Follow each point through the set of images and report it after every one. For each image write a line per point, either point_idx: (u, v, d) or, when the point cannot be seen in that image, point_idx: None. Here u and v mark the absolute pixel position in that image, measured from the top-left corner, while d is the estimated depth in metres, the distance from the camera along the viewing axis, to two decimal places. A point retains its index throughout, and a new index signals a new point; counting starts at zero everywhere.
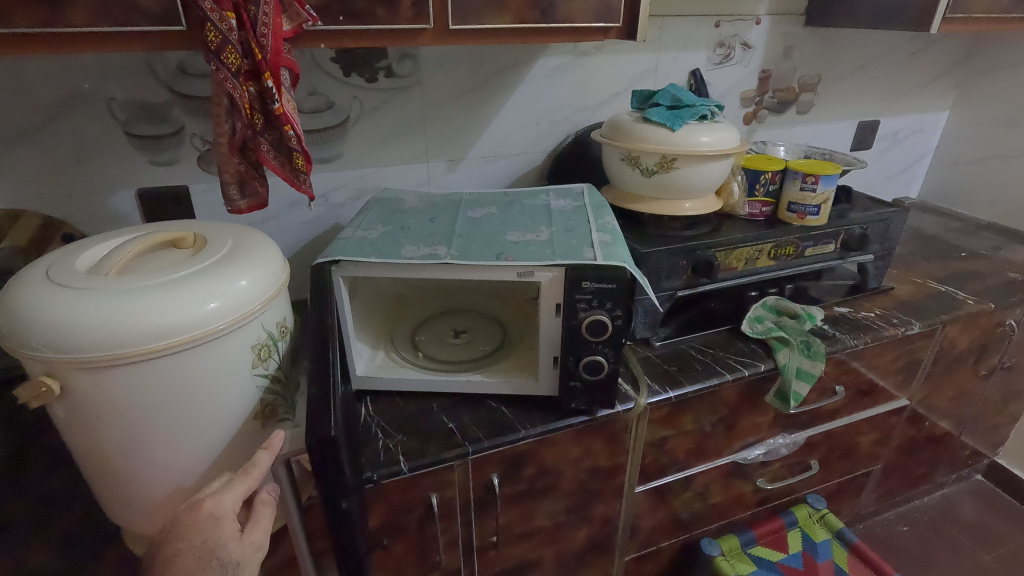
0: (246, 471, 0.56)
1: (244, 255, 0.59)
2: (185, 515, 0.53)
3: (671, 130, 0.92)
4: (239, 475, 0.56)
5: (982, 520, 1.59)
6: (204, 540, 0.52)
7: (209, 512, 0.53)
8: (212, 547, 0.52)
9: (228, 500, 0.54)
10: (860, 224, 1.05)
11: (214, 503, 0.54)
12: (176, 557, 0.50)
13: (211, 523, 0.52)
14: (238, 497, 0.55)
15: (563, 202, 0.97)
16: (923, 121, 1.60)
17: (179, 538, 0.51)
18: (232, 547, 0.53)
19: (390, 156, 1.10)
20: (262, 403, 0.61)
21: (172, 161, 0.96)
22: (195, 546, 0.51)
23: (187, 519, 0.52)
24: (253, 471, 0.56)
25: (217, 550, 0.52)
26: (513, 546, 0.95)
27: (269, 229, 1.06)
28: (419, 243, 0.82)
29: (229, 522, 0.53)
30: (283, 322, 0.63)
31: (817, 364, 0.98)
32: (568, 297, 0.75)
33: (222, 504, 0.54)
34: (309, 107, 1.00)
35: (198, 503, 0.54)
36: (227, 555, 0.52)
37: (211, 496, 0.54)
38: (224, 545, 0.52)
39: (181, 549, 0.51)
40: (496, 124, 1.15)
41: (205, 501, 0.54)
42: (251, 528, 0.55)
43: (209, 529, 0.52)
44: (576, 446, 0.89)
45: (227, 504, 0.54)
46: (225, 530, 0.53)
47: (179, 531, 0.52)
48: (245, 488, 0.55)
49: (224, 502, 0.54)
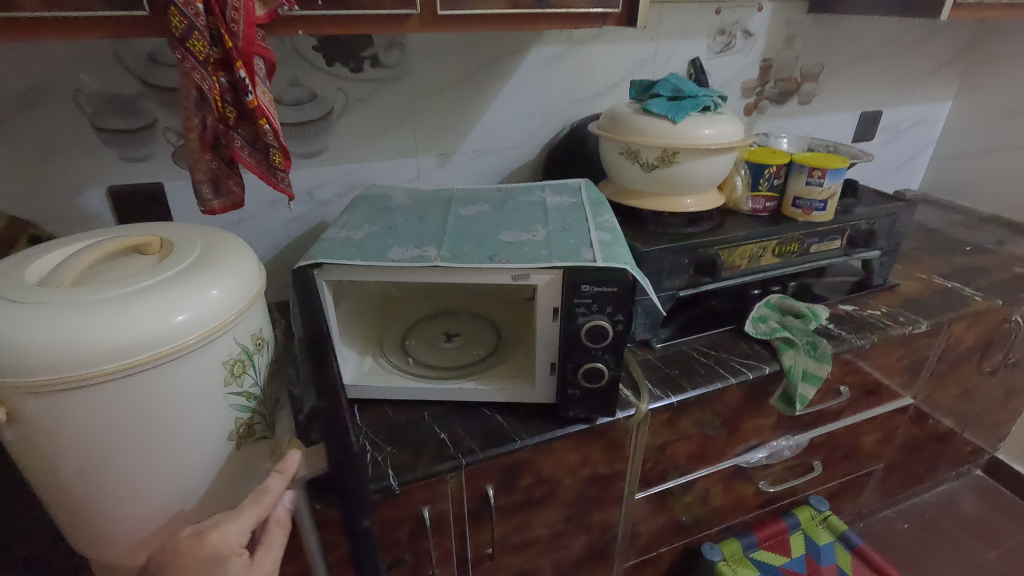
0: (255, 498, 0.54)
1: (215, 262, 0.54)
2: (186, 546, 0.50)
3: (674, 122, 0.87)
4: (248, 503, 0.53)
5: (983, 517, 1.57)
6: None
7: (213, 550, 0.50)
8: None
9: (234, 532, 0.52)
10: (866, 220, 1.01)
11: (219, 536, 0.51)
12: None
13: (215, 561, 0.50)
14: (244, 528, 0.52)
15: (559, 198, 0.93)
16: (925, 112, 1.56)
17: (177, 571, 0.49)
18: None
19: (377, 150, 1.05)
20: (240, 421, 0.56)
21: (144, 157, 0.90)
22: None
23: (188, 554, 0.50)
24: (262, 498, 0.54)
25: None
26: (508, 557, 0.91)
27: (251, 228, 1.01)
28: (407, 244, 0.77)
29: (233, 557, 0.52)
30: (261, 334, 0.58)
31: (823, 366, 0.93)
32: (565, 302, 0.71)
33: (227, 539, 0.51)
34: (290, 99, 0.95)
35: (203, 530, 0.51)
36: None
37: (216, 526, 0.52)
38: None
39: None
40: (488, 116, 1.10)
41: (210, 530, 0.51)
42: (261, 556, 0.55)
43: (213, 566, 0.50)
44: (574, 453, 0.85)
45: (232, 538, 0.52)
46: (229, 566, 0.51)
47: (174, 563, 0.49)
48: (254, 516, 0.53)
49: (228, 538, 0.51)
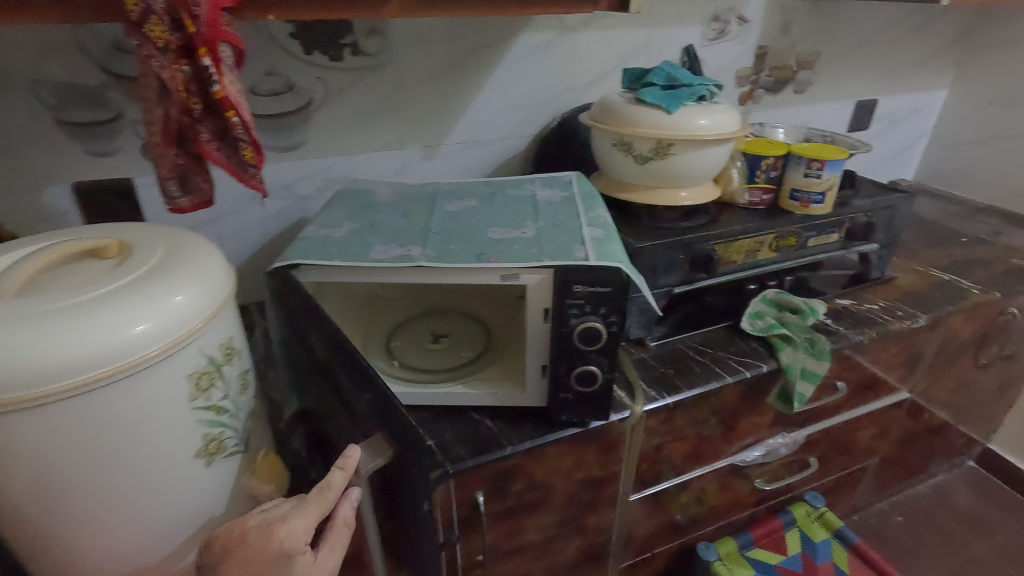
0: (319, 493, 0.52)
1: (177, 266, 0.50)
2: (254, 537, 0.48)
3: (668, 112, 0.84)
4: (312, 496, 0.51)
5: (975, 509, 1.57)
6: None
7: (281, 547, 0.48)
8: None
9: (301, 528, 0.50)
10: (864, 212, 0.98)
11: (287, 532, 0.49)
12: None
13: (283, 559, 0.48)
14: (310, 523, 0.50)
15: (550, 191, 0.89)
16: (920, 101, 1.54)
17: (241, 562, 0.47)
18: None
19: (361, 142, 1.00)
20: (208, 438, 0.52)
21: (112, 151, 0.86)
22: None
23: (254, 548, 0.48)
24: (327, 492, 0.52)
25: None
26: (501, 563, 0.88)
27: (229, 225, 0.96)
28: (390, 242, 0.74)
29: (300, 556, 0.49)
30: (231, 342, 0.53)
31: (822, 363, 0.91)
32: (557, 302, 0.68)
33: (296, 536, 0.49)
34: (267, 89, 0.90)
35: (269, 525, 0.49)
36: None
37: (283, 521, 0.49)
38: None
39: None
40: (475, 106, 1.06)
41: (276, 526, 0.49)
42: (325, 554, 0.51)
43: (279, 565, 0.48)
44: (568, 457, 0.82)
45: (299, 535, 0.49)
46: (295, 566, 0.49)
47: (240, 554, 0.47)
48: (319, 511, 0.51)
49: (295, 534, 0.49)
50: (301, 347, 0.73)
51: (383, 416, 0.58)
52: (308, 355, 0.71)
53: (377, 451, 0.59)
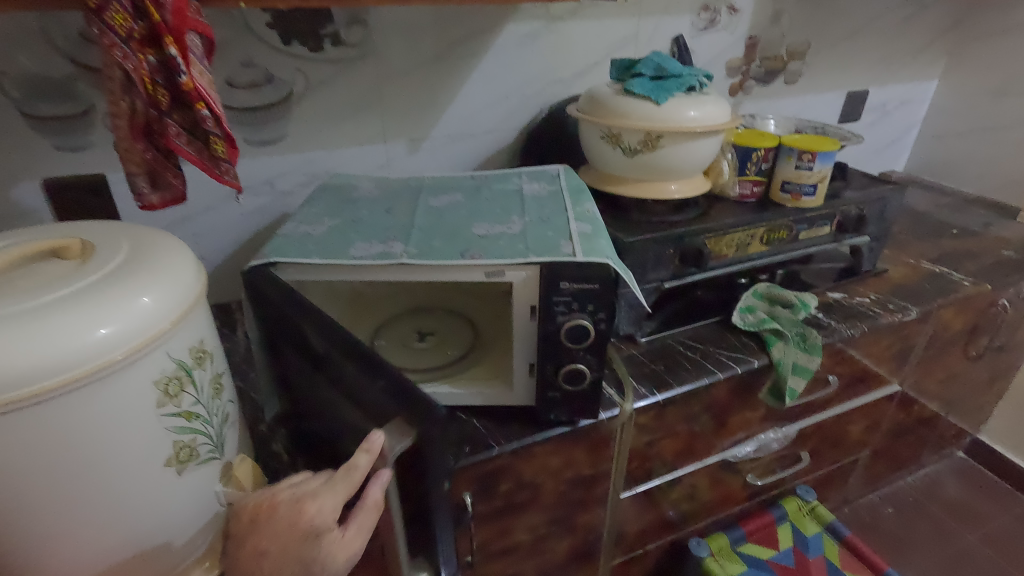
0: (346, 473, 0.48)
1: (143, 266, 0.47)
2: (284, 511, 0.50)
3: (656, 104, 0.82)
4: (337, 477, 0.49)
5: (965, 499, 1.57)
6: (302, 553, 0.49)
7: (310, 522, 0.48)
8: (307, 563, 0.49)
9: (330, 506, 0.49)
10: (856, 205, 0.97)
11: (314, 510, 0.49)
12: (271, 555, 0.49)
13: (311, 535, 0.48)
14: (338, 502, 0.49)
15: (537, 185, 0.87)
16: (911, 91, 1.53)
17: (272, 534, 0.49)
18: (330, 559, 0.49)
19: (344, 136, 0.98)
20: (179, 445, 0.49)
21: (84, 146, 0.83)
22: (290, 555, 0.49)
23: (283, 523, 0.49)
24: (352, 474, 0.48)
25: (316, 568, 0.49)
26: (490, 564, 0.87)
27: (208, 222, 0.93)
28: (372, 240, 0.72)
29: (328, 533, 0.49)
30: (202, 345, 0.51)
31: (814, 358, 0.90)
32: (543, 300, 0.66)
33: (324, 514, 0.49)
34: (245, 81, 0.87)
35: (301, 501, 0.49)
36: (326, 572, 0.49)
37: (313, 497, 0.49)
38: (321, 562, 0.49)
39: (271, 549, 0.49)
40: (461, 98, 1.03)
41: (306, 502, 0.49)
42: (352, 533, 0.49)
43: (307, 540, 0.49)
44: (557, 456, 0.81)
45: (327, 513, 0.48)
46: (323, 543, 0.49)
47: (269, 527, 0.49)
48: (348, 490, 0.49)
49: (321, 513, 0.49)
50: (289, 353, 0.65)
51: (405, 398, 0.50)
52: (298, 360, 0.63)
53: (400, 432, 0.49)
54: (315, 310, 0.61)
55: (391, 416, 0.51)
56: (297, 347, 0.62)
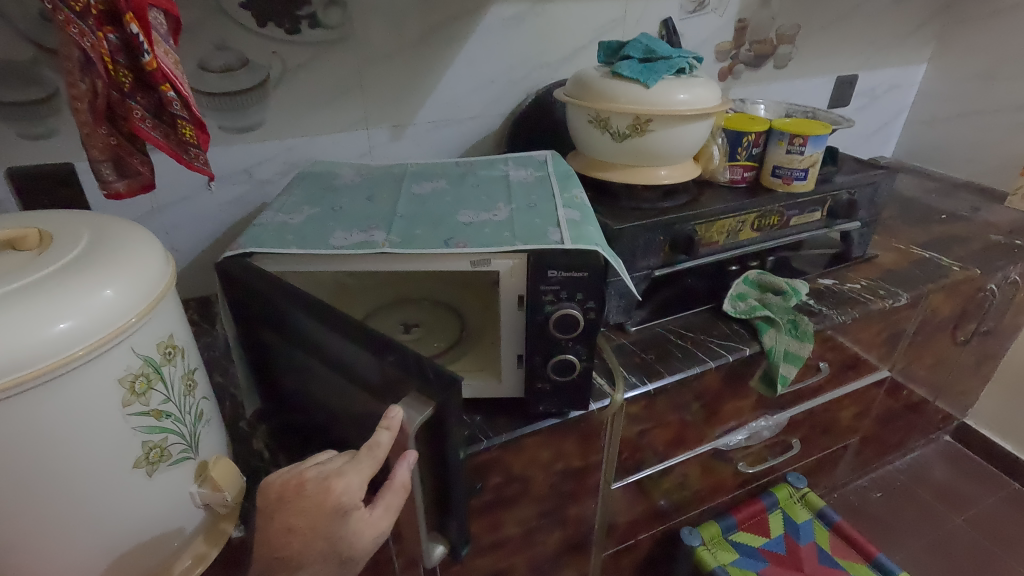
0: (370, 451, 0.47)
1: (105, 257, 0.44)
2: (312, 490, 0.46)
3: (645, 86, 0.80)
4: (364, 454, 0.47)
5: (952, 482, 1.59)
6: (330, 531, 0.46)
7: (337, 502, 0.46)
8: (334, 541, 0.47)
9: (357, 485, 0.47)
10: (846, 189, 0.96)
11: (343, 488, 0.46)
12: (297, 537, 0.46)
13: (339, 514, 0.46)
14: (365, 480, 0.47)
15: (524, 171, 0.85)
16: (900, 76, 1.52)
17: (300, 512, 0.46)
18: (358, 538, 0.48)
19: (323, 123, 0.95)
20: (149, 446, 0.47)
21: (50, 133, 0.79)
22: (318, 532, 0.46)
23: (311, 501, 0.46)
24: (376, 452, 0.47)
25: (342, 547, 0.47)
26: (480, 558, 0.86)
27: (183, 212, 0.90)
28: (352, 228, 0.69)
29: (355, 512, 0.47)
30: (171, 340, 0.48)
31: (806, 346, 0.89)
32: (531, 289, 0.64)
33: (352, 492, 0.47)
34: (218, 65, 0.84)
35: (327, 480, 0.47)
36: (351, 551, 0.48)
37: (340, 475, 0.47)
38: (348, 541, 0.47)
39: (299, 526, 0.46)
40: (446, 82, 1.00)
41: (332, 480, 0.47)
42: (379, 512, 0.48)
43: (335, 520, 0.46)
44: (547, 449, 0.79)
45: (355, 492, 0.47)
46: (352, 521, 0.47)
47: (297, 504, 0.46)
48: (373, 469, 0.47)
49: (350, 491, 0.46)
50: (278, 339, 0.63)
51: (419, 370, 0.50)
52: (290, 344, 0.61)
53: (420, 404, 0.49)
54: (305, 293, 0.59)
55: (409, 387, 0.50)
56: (290, 330, 0.60)
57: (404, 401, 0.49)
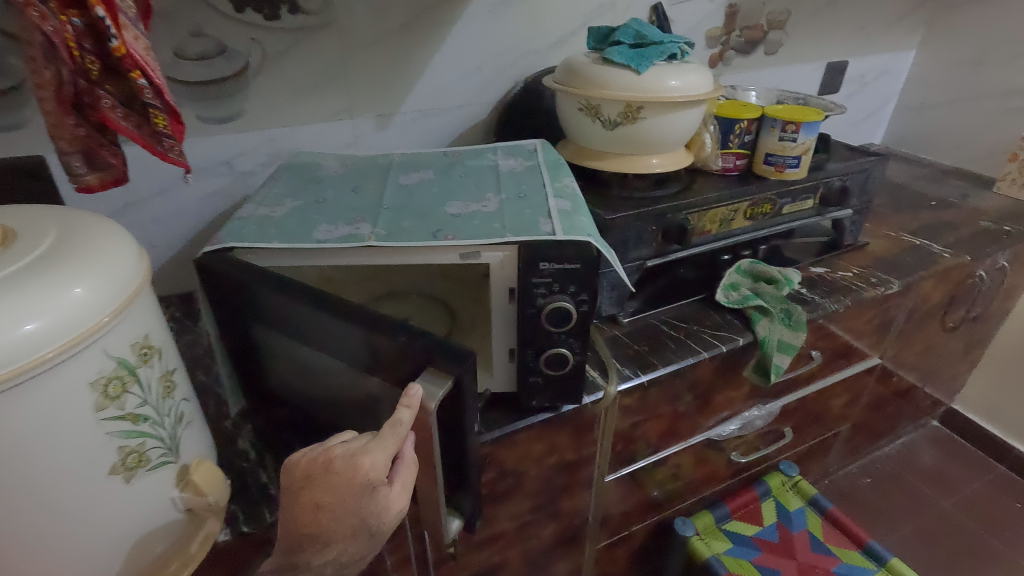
0: (392, 428, 0.47)
1: (74, 254, 0.42)
2: (341, 467, 0.44)
3: (637, 73, 0.78)
4: (388, 431, 0.46)
5: (940, 466, 1.61)
6: (360, 507, 0.45)
7: (366, 479, 0.45)
8: (364, 516, 0.46)
9: (384, 460, 0.46)
10: (839, 176, 0.95)
11: (371, 465, 0.45)
12: (327, 517, 0.44)
13: (367, 492, 0.45)
14: (390, 456, 0.46)
15: (513, 161, 0.83)
16: (890, 62, 1.51)
17: (328, 489, 0.44)
18: (383, 515, 0.48)
19: (306, 112, 0.92)
20: (126, 451, 0.45)
21: (18, 125, 0.76)
22: (347, 508, 0.45)
23: (340, 478, 0.44)
24: (399, 429, 0.47)
25: (371, 522, 0.47)
26: (473, 554, 0.85)
27: (162, 205, 0.87)
28: (337, 221, 0.67)
29: (382, 488, 0.46)
30: (147, 340, 0.46)
31: (799, 335, 0.88)
32: (522, 281, 0.62)
33: (379, 468, 0.45)
34: (195, 52, 0.81)
35: (355, 457, 0.45)
36: (379, 525, 0.48)
37: (366, 452, 0.45)
38: (377, 515, 0.47)
39: (328, 503, 0.44)
40: (432, 70, 0.98)
41: (361, 458, 0.45)
42: (398, 488, 0.49)
43: (364, 497, 0.45)
44: (540, 442, 0.78)
45: (382, 468, 0.46)
46: (379, 498, 0.46)
47: (326, 482, 0.44)
48: (396, 446, 0.47)
49: (377, 467, 0.45)
50: (267, 332, 0.61)
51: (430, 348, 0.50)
52: (281, 335, 0.59)
53: (438, 378, 0.49)
54: (292, 281, 0.58)
55: (427, 362, 0.50)
56: (280, 322, 0.58)
57: (421, 377, 0.50)
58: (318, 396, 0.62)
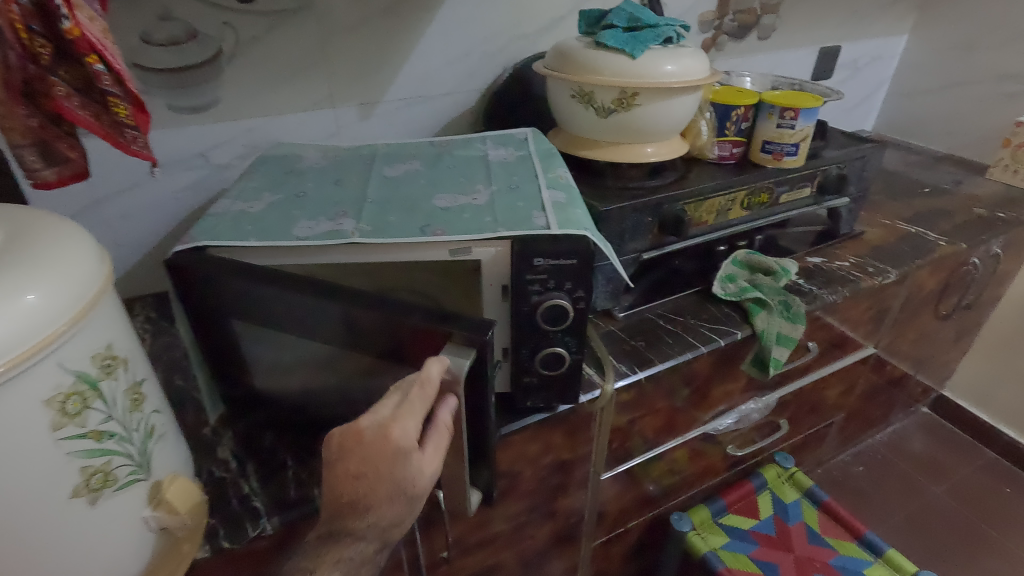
0: (421, 389, 0.46)
1: (22, 257, 0.38)
2: (370, 437, 0.44)
3: (631, 57, 0.75)
4: (416, 396, 0.45)
5: (930, 453, 1.61)
6: (394, 474, 0.44)
7: (397, 446, 0.44)
8: (400, 482, 0.45)
9: (413, 427, 0.45)
10: (836, 163, 0.93)
11: (401, 432, 0.44)
12: (363, 487, 0.44)
13: (400, 458, 0.44)
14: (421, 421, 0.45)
15: (503, 151, 0.79)
16: (882, 47, 1.49)
17: (361, 459, 0.44)
18: (419, 482, 0.46)
19: (285, 102, 0.88)
20: (89, 471, 0.41)
21: None
22: (382, 477, 0.44)
23: (372, 448, 0.44)
24: (427, 387, 0.46)
25: (407, 487, 0.46)
26: (467, 557, 0.82)
27: (134, 201, 0.83)
28: (318, 217, 0.63)
29: (415, 455, 0.45)
30: (109, 350, 0.42)
31: (798, 327, 0.86)
32: (516, 278, 0.59)
33: (409, 436, 0.45)
34: (163, 37, 0.76)
35: (385, 426, 0.44)
36: (416, 490, 0.46)
37: (394, 421, 0.45)
38: (412, 481, 0.45)
39: (365, 473, 0.44)
40: (417, 56, 0.94)
41: (391, 427, 0.44)
42: (432, 455, 0.47)
43: (397, 464, 0.44)
44: (535, 442, 0.76)
45: (413, 435, 0.45)
46: (413, 464, 0.45)
47: (358, 453, 0.44)
48: (425, 409, 0.46)
49: (407, 434, 0.45)
50: (253, 330, 0.58)
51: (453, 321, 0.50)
52: (272, 330, 0.57)
53: (462, 350, 0.48)
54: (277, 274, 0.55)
55: (450, 335, 0.49)
56: (269, 318, 0.55)
57: (445, 349, 0.49)
58: (316, 390, 0.61)
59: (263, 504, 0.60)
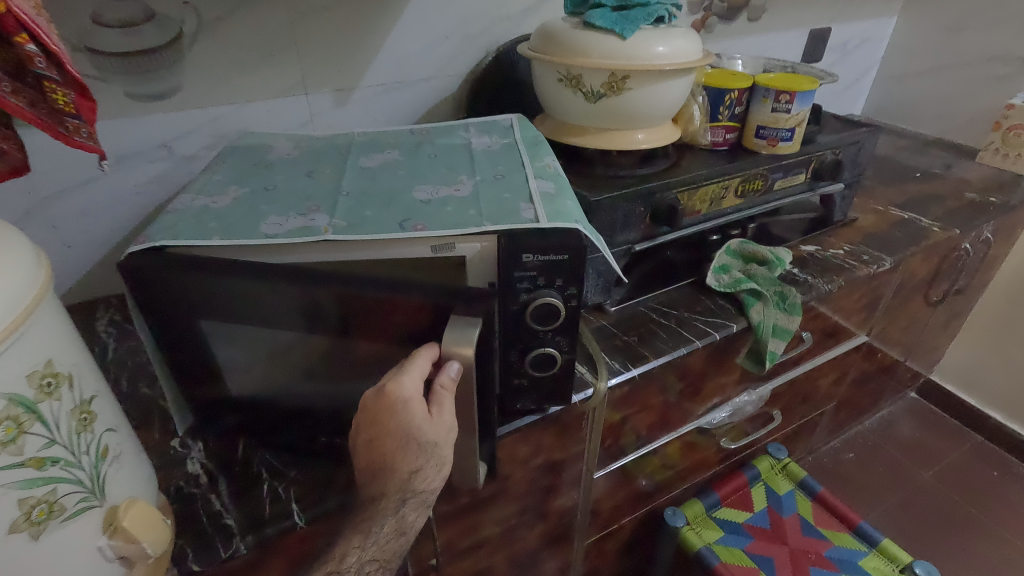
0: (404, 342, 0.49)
1: None
2: (373, 403, 0.49)
3: (621, 38, 0.71)
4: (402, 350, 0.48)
5: (919, 438, 1.62)
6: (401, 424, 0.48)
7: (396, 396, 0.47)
8: (408, 430, 0.48)
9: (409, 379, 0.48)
10: (832, 148, 0.90)
11: (397, 386, 0.48)
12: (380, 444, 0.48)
13: (401, 407, 0.48)
14: (416, 375, 0.48)
15: (487, 139, 0.75)
16: (872, 30, 1.47)
17: (372, 424, 0.49)
18: (427, 429, 0.48)
19: (253, 88, 0.82)
20: (30, 503, 0.37)
21: None
22: (392, 433, 0.48)
23: (376, 409, 0.48)
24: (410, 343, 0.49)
25: (414, 433, 0.48)
26: (457, 562, 0.79)
27: (92, 196, 0.78)
28: (289, 212, 0.59)
29: (416, 404, 0.48)
30: (50, 366, 0.38)
31: (794, 319, 0.84)
32: (504, 275, 0.55)
33: (406, 387, 0.48)
34: (116, 19, 0.71)
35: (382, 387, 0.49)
36: (423, 436, 0.48)
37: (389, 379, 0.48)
38: (419, 427, 0.48)
39: (378, 436, 0.48)
40: (394, 38, 0.89)
41: (387, 384, 0.48)
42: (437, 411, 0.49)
43: (400, 413, 0.48)
44: (525, 444, 0.72)
45: (410, 387, 0.48)
46: (414, 413, 0.48)
47: (370, 418, 0.49)
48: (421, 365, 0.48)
49: (406, 385, 0.47)
50: (222, 332, 0.54)
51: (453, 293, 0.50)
52: (247, 329, 0.53)
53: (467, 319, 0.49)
54: (246, 271, 0.51)
55: (450, 309, 0.49)
56: (243, 318, 0.52)
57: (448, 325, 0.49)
58: (301, 380, 0.58)
59: (237, 522, 0.56)
